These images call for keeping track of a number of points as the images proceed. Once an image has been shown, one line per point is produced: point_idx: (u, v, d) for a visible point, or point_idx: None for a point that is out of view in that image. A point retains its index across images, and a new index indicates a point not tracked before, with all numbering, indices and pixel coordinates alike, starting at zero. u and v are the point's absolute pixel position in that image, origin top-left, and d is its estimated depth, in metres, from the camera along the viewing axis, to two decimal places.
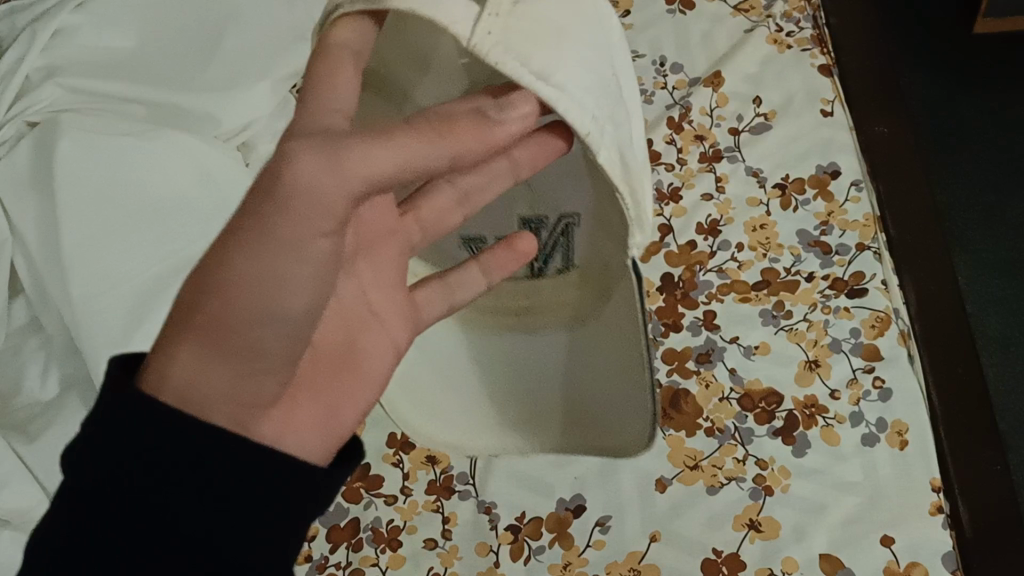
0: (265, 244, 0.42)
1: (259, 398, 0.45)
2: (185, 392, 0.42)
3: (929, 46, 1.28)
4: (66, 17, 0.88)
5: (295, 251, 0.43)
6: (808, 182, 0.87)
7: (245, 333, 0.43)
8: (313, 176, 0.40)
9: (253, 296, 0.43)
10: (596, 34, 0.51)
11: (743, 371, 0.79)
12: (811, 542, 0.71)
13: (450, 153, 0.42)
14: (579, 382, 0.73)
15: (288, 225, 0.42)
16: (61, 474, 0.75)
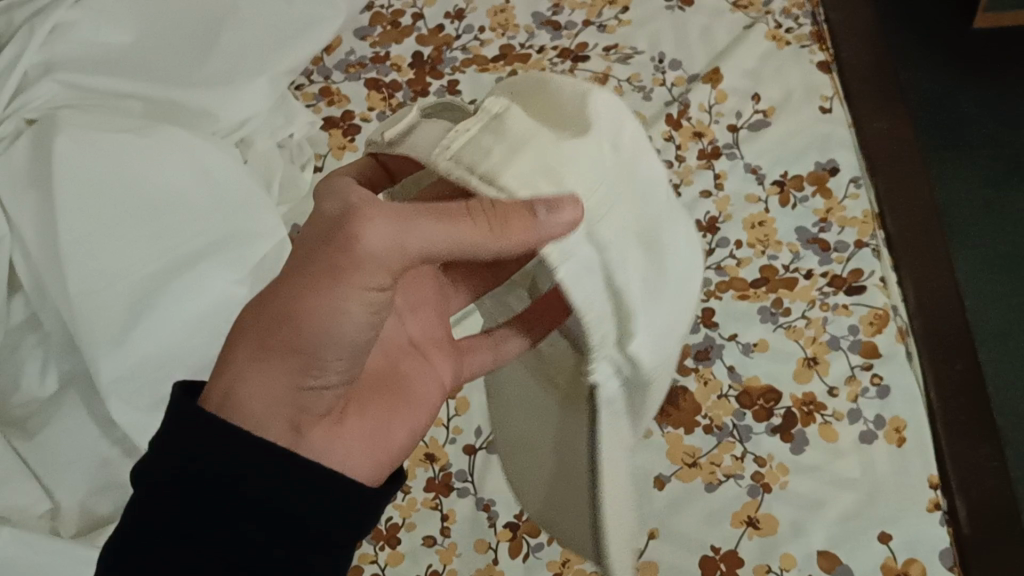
0: (333, 290, 0.45)
1: (315, 412, 0.49)
2: (243, 405, 0.47)
3: (930, 41, 1.28)
4: (64, 12, 0.86)
5: (361, 299, 0.46)
6: (807, 178, 0.87)
7: (311, 356, 0.47)
8: (377, 245, 0.44)
9: (321, 329, 0.47)
10: (594, 143, 0.49)
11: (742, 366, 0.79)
12: (809, 539, 0.71)
13: (493, 249, 0.44)
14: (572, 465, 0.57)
15: (359, 278, 0.45)
16: (60, 470, 0.75)
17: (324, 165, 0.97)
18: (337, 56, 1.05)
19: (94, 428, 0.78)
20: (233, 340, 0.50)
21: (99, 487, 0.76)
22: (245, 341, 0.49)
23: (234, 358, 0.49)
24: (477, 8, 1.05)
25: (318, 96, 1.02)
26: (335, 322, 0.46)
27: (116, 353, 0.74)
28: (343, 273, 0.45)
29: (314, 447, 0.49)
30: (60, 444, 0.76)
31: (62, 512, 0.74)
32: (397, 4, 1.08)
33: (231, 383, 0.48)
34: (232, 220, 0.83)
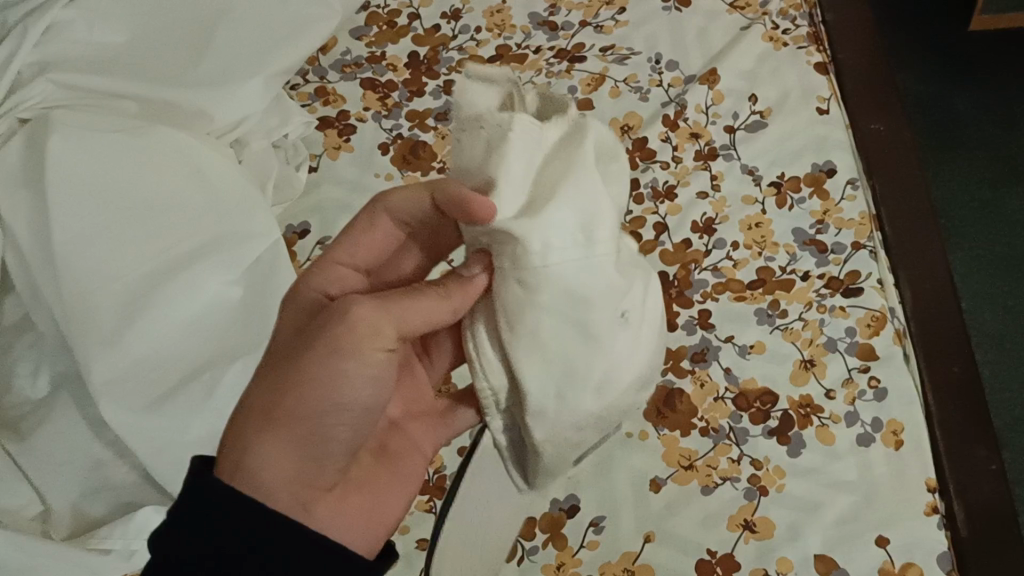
0: (332, 357, 0.47)
1: (320, 480, 0.50)
2: (258, 475, 0.47)
3: (927, 44, 1.28)
4: (59, 11, 0.85)
5: (358, 363, 0.48)
6: (804, 180, 0.87)
7: (313, 423, 0.48)
8: (366, 315, 0.48)
9: (321, 397, 0.48)
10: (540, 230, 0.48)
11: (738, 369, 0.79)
12: (806, 542, 0.70)
13: (451, 311, 0.50)
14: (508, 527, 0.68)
15: (353, 343, 0.48)
16: (48, 471, 0.74)
17: (319, 165, 0.97)
18: (333, 56, 1.05)
19: (85, 429, 0.77)
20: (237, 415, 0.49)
21: (92, 490, 0.75)
22: (247, 424, 0.48)
23: (237, 430, 0.48)
24: (474, 8, 1.05)
25: (314, 96, 1.02)
26: (333, 393, 0.48)
27: (109, 354, 0.74)
28: (342, 345, 0.48)
29: (319, 515, 0.49)
30: (50, 445, 0.75)
31: (53, 515, 0.74)
32: (393, 3, 1.08)
33: (241, 455, 0.47)
34: (227, 220, 0.83)
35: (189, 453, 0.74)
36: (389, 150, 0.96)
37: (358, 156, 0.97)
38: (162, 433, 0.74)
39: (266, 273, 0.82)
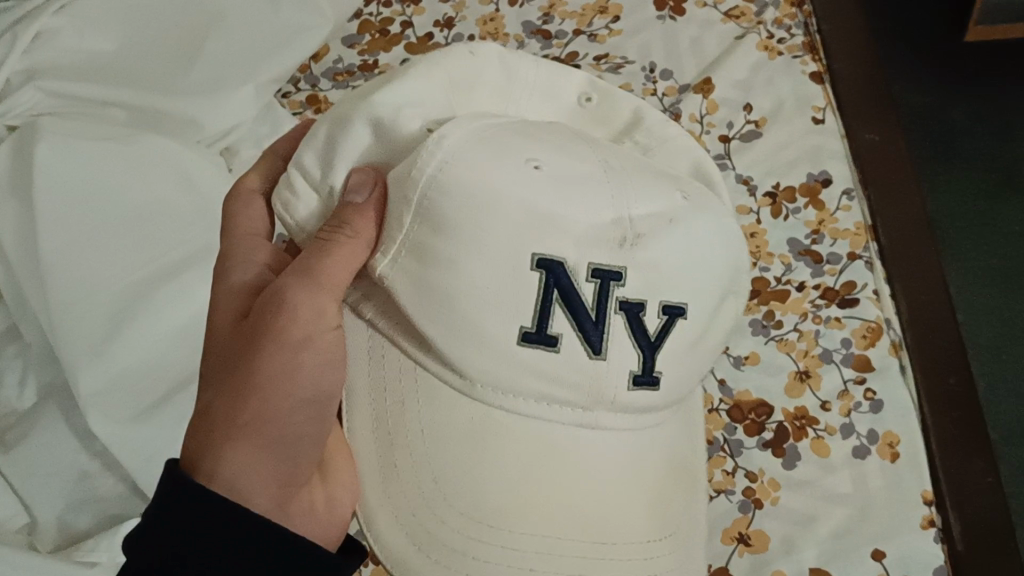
0: (277, 351, 0.47)
1: (299, 476, 0.49)
2: (234, 480, 0.46)
3: (920, 52, 1.26)
4: (48, 19, 0.84)
5: (305, 349, 0.47)
6: (798, 190, 0.86)
7: (282, 421, 0.47)
8: (301, 298, 0.46)
9: (280, 393, 0.47)
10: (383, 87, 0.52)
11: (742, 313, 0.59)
12: (801, 555, 0.70)
13: (368, 245, 0.46)
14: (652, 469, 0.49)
15: (297, 329, 0.46)
16: (32, 483, 0.73)
17: None
18: (325, 65, 1.04)
19: (71, 440, 0.75)
20: (197, 425, 0.48)
21: (77, 502, 0.74)
22: (211, 426, 0.47)
23: (205, 440, 0.47)
24: (467, 17, 1.04)
25: (306, 104, 1.01)
26: (292, 386, 0.47)
27: (97, 364, 0.73)
28: (287, 336, 0.47)
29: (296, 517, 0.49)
30: (36, 457, 0.74)
31: (38, 527, 0.72)
32: (386, 11, 1.07)
33: (212, 465, 0.45)
34: (216, 229, 0.82)
35: None
36: None
37: None
38: (148, 442, 0.73)
39: None
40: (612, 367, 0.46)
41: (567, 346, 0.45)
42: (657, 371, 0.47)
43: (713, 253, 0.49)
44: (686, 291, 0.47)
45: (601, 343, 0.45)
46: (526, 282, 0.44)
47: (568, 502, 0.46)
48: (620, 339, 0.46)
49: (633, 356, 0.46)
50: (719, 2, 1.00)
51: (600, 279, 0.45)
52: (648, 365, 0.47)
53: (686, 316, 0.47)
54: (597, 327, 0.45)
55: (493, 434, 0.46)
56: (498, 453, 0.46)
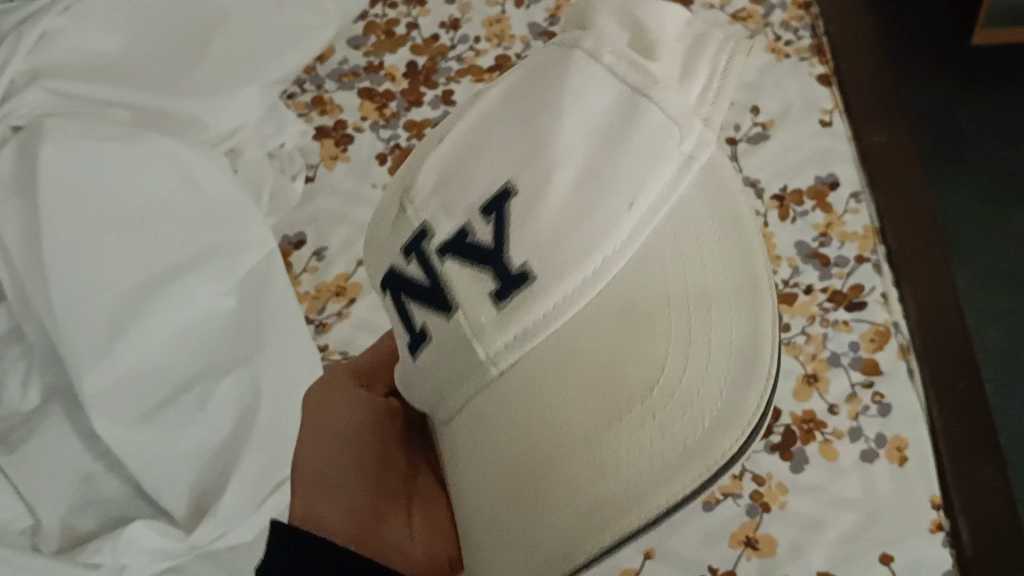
0: (313, 416, 0.58)
1: (361, 510, 0.53)
2: (312, 513, 0.50)
3: (928, 55, 1.23)
4: (51, 19, 0.85)
5: (336, 407, 0.59)
6: (807, 193, 0.86)
7: (331, 464, 0.54)
8: (325, 386, 0.63)
9: (327, 442, 0.56)
10: None
11: (718, 68, 0.40)
12: (809, 560, 0.70)
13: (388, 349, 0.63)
14: (607, 375, 0.39)
15: (330, 401, 0.60)
16: (36, 486, 0.72)
17: (316, 175, 0.95)
18: (330, 65, 1.03)
19: (76, 442, 0.75)
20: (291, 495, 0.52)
21: (81, 503, 0.73)
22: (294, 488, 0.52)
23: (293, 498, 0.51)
24: (472, 18, 1.04)
25: (311, 105, 1.00)
26: (333, 433, 0.57)
27: (102, 365, 0.73)
28: (318, 407, 0.60)
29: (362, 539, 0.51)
30: (41, 459, 0.73)
31: (42, 529, 0.72)
32: (392, 12, 1.06)
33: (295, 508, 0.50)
34: (221, 230, 0.82)
35: (183, 466, 0.73)
36: (387, 159, 0.95)
37: (355, 167, 0.95)
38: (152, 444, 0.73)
39: (261, 283, 0.82)
40: (471, 303, 0.42)
41: (433, 327, 0.44)
42: (519, 267, 0.40)
43: (522, 113, 0.43)
44: (505, 171, 0.42)
45: (447, 300, 0.43)
46: (391, 307, 0.47)
47: (549, 456, 0.40)
48: (464, 280, 0.42)
49: (483, 279, 0.41)
50: (726, 4, 0.99)
51: (415, 253, 0.44)
52: (504, 276, 0.41)
53: (513, 192, 0.41)
54: (437, 285, 0.43)
55: (469, 433, 0.44)
56: (473, 446, 0.44)
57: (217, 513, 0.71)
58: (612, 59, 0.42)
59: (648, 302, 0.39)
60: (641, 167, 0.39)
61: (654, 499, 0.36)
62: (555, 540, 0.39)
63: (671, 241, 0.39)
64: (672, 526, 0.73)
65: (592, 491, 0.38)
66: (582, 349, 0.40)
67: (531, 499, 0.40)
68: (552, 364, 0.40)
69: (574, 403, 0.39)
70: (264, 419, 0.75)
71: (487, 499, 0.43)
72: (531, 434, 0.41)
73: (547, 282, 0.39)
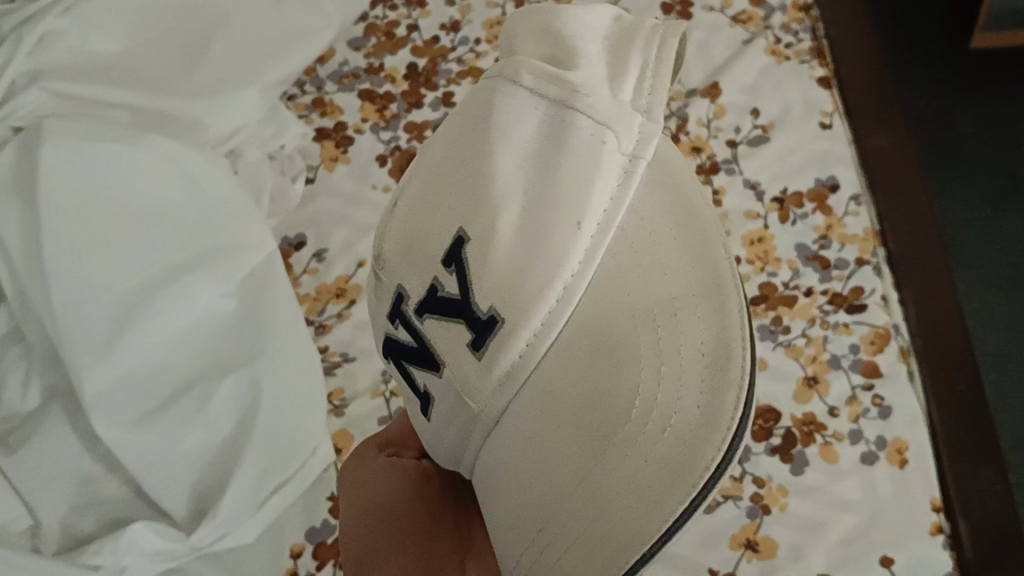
0: (352, 490, 0.63)
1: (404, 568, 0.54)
2: None
3: (929, 57, 1.24)
4: (52, 20, 0.84)
5: (367, 474, 0.62)
6: (807, 195, 0.86)
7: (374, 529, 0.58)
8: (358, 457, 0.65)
9: (368, 512, 0.59)
10: None
11: (652, 59, 0.40)
12: (809, 562, 0.70)
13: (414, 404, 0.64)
14: (583, 409, 0.38)
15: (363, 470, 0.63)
16: (35, 488, 0.72)
17: (316, 176, 0.95)
18: (330, 67, 1.03)
19: (75, 443, 0.75)
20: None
21: (81, 504, 0.74)
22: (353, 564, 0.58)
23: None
24: (472, 20, 1.04)
25: (311, 106, 1.00)
26: (371, 499, 0.60)
27: (102, 366, 0.73)
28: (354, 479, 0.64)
29: None
30: (41, 460, 0.73)
31: (42, 531, 0.72)
32: (392, 14, 1.06)
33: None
34: (221, 231, 0.82)
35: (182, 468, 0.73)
36: (387, 161, 0.95)
37: (355, 169, 0.95)
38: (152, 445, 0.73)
39: (260, 285, 0.82)
40: (455, 357, 0.41)
41: (432, 387, 0.43)
42: (488, 312, 0.39)
43: (461, 151, 0.42)
44: (455, 217, 0.40)
45: (435, 358, 0.42)
46: (398, 372, 0.47)
47: (554, 499, 0.39)
48: (445, 335, 0.41)
49: (461, 331, 0.40)
50: (726, 7, 0.99)
51: (399, 318, 0.44)
52: (476, 324, 0.39)
53: (468, 237, 0.40)
54: (425, 345, 0.42)
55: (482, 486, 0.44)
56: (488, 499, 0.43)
57: (216, 515, 0.72)
58: (533, 80, 0.41)
59: (618, 331, 0.38)
60: (579, 187, 0.38)
61: (659, 517, 0.36)
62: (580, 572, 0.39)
63: (633, 255, 0.38)
64: None
65: (599, 519, 0.38)
66: (555, 390, 0.39)
67: (542, 537, 0.40)
68: (532, 404, 0.39)
69: (559, 442, 0.39)
70: (263, 420, 0.76)
71: (508, 551, 0.42)
72: (529, 479, 0.40)
73: (518, 320, 0.38)
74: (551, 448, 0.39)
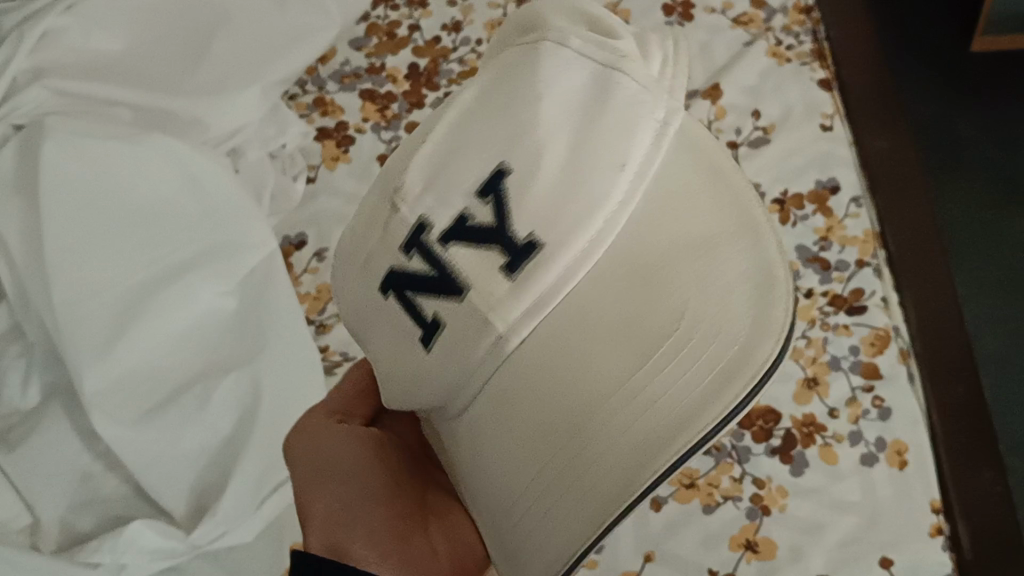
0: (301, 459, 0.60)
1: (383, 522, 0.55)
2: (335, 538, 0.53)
3: (929, 60, 1.24)
4: (55, 18, 0.85)
5: (318, 439, 0.61)
6: (808, 197, 0.86)
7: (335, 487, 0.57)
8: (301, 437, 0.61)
9: (325, 472, 0.58)
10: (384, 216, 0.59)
11: (671, 50, 0.45)
12: (808, 563, 0.70)
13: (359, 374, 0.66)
14: (629, 325, 0.41)
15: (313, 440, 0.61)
16: (35, 486, 0.72)
17: (317, 176, 0.95)
18: (332, 66, 1.03)
19: (75, 441, 0.75)
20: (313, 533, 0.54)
21: (80, 502, 0.73)
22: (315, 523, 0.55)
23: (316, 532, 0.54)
24: (474, 21, 1.04)
25: (312, 106, 1.00)
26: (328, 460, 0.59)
27: (102, 364, 0.73)
28: (305, 449, 0.60)
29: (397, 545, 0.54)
30: (40, 458, 0.73)
31: (41, 527, 0.72)
32: (394, 14, 1.06)
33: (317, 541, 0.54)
34: (222, 229, 0.82)
35: (181, 466, 0.73)
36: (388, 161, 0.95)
37: (356, 169, 0.95)
38: (152, 444, 0.72)
39: (262, 283, 0.82)
40: (484, 280, 0.41)
41: (444, 316, 0.42)
42: (525, 238, 0.41)
43: (497, 100, 0.44)
44: (496, 151, 0.42)
45: (457, 283, 0.42)
46: (390, 314, 0.45)
47: (588, 411, 0.41)
48: (473, 260, 0.42)
49: (496, 256, 0.41)
50: (727, 9, 0.99)
51: (417, 248, 0.43)
52: (514, 248, 0.41)
53: (512, 165, 0.42)
54: (445, 272, 0.42)
55: (487, 413, 0.44)
56: (496, 424, 0.44)
57: (217, 513, 0.71)
58: (581, 44, 0.44)
59: (659, 256, 0.41)
60: (623, 128, 0.41)
61: (704, 415, 0.40)
62: (612, 479, 0.42)
63: (670, 194, 0.42)
64: (673, 528, 0.73)
65: (642, 423, 0.41)
66: (599, 308, 0.41)
67: (574, 446, 0.42)
68: (569, 325, 0.41)
69: (601, 358, 0.41)
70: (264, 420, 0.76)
71: (523, 469, 0.44)
72: (562, 395, 0.42)
73: (558, 248, 0.40)
74: (590, 362, 0.41)
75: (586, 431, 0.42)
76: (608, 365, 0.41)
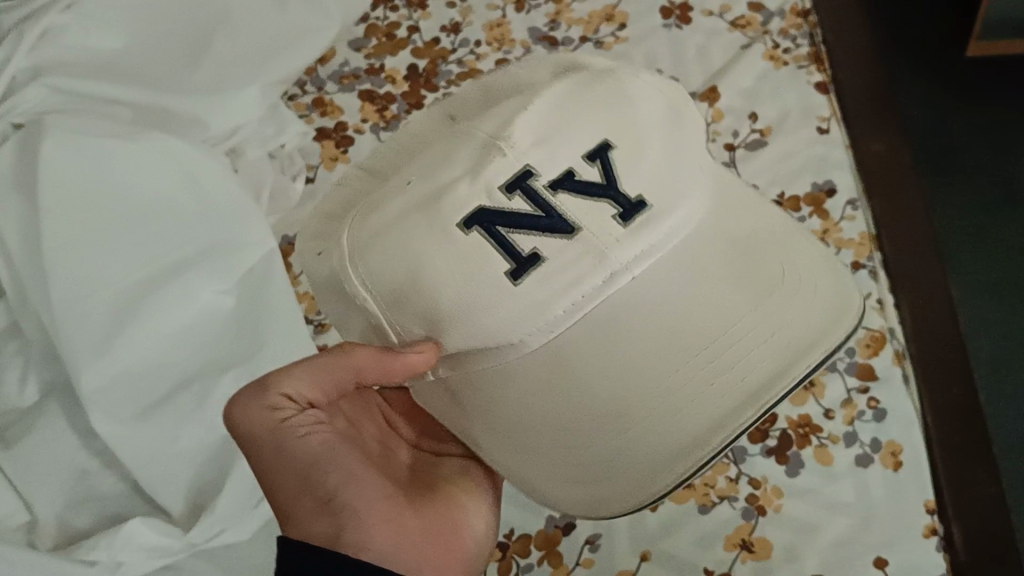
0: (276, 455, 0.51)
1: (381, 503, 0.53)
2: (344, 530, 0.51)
3: (927, 65, 1.25)
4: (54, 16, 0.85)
5: (291, 434, 0.51)
6: (803, 200, 0.86)
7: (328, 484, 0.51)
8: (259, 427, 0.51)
9: (308, 466, 0.51)
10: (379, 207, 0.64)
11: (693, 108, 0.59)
12: (802, 564, 0.70)
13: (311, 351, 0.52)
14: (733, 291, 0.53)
15: (285, 436, 0.51)
16: (30, 484, 0.72)
17: (316, 176, 0.96)
18: (331, 66, 1.03)
19: (73, 439, 0.75)
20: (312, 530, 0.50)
21: (77, 501, 0.73)
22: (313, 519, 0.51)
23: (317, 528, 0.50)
24: (473, 22, 1.04)
25: (311, 106, 1.00)
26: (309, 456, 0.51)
27: (100, 362, 0.73)
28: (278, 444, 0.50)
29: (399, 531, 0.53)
30: (36, 456, 0.73)
31: (37, 526, 0.72)
32: (393, 15, 1.06)
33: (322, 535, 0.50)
34: (222, 228, 0.83)
35: (179, 464, 0.73)
36: None
37: None
38: (150, 442, 0.73)
39: (260, 282, 0.82)
40: (597, 225, 0.48)
41: (547, 250, 0.48)
42: (637, 199, 0.49)
43: (598, 97, 0.53)
44: (602, 131, 0.50)
45: (569, 224, 0.48)
46: (474, 246, 0.48)
47: (719, 334, 0.52)
48: (583, 207, 0.48)
49: (606, 208, 0.48)
50: (726, 12, 1.00)
51: (520, 189, 0.48)
52: (624, 203, 0.49)
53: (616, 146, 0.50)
54: (553, 214, 0.48)
55: (616, 337, 0.51)
56: (632, 345, 0.51)
57: (214, 512, 0.71)
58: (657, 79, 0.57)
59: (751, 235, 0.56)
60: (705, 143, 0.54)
61: (819, 346, 0.54)
62: (743, 389, 0.52)
63: (744, 202, 0.57)
64: (669, 527, 0.73)
65: (771, 343, 0.54)
66: (722, 262, 0.53)
67: (709, 357, 0.52)
68: (685, 271, 0.52)
69: (714, 316, 0.52)
70: None
71: (659, 389, 0.52)
72: (700, 320, 0.52)
73: (670, 204, 0.50)
74: (717, 299, 0.52)
75: (722, 348, 0.52)
76: (732, 302, 0.53)
